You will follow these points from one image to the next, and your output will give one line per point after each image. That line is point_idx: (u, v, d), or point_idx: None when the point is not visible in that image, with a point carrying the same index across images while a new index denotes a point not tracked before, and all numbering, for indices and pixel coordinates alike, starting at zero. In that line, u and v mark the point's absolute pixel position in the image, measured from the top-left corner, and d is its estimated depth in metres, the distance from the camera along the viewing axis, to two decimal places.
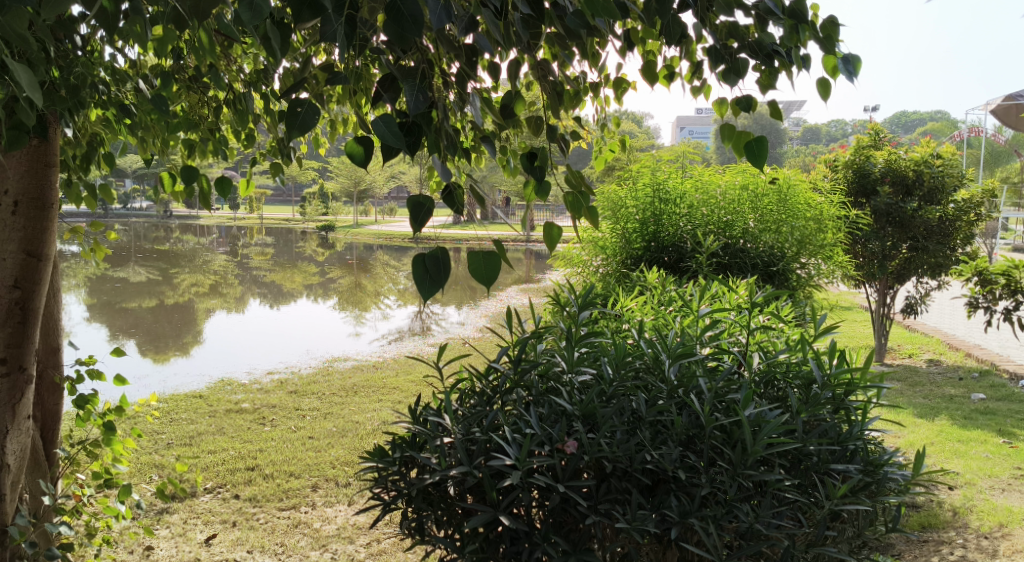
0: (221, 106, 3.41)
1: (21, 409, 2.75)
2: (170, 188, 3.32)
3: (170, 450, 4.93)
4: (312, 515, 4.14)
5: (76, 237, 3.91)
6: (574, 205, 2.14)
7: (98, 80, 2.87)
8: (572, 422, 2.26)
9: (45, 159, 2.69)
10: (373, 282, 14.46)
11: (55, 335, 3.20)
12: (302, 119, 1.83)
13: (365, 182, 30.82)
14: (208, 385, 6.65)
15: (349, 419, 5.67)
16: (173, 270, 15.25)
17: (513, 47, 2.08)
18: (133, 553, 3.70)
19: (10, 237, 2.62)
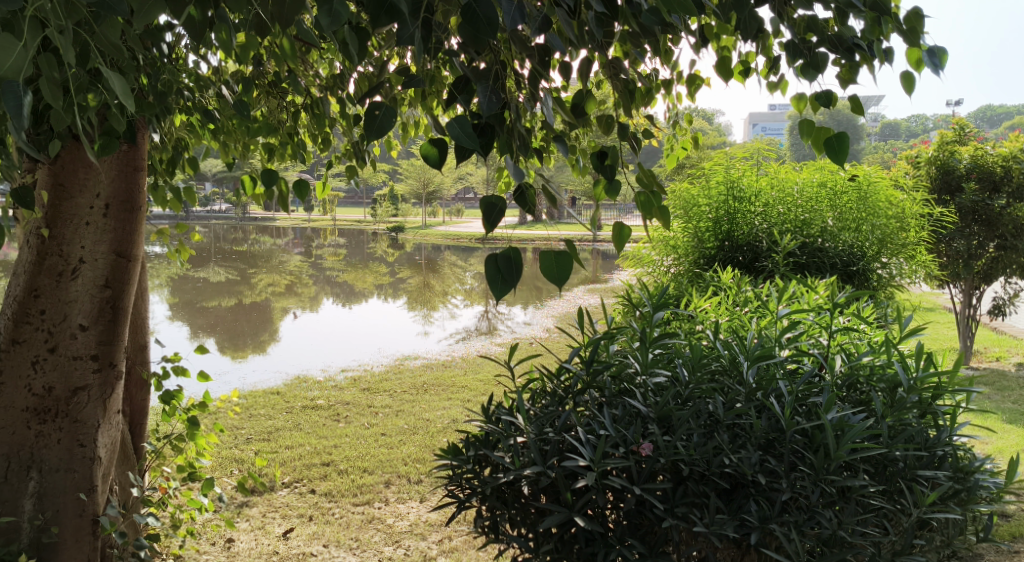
0: (298, 111, 3.48)
1: (111, 404, 2.86)
2: (250, 191, 3.41)
3: (249, 445, 5.07)
4: (385, 511, 4.20)
5: (162, 238, 4.05)
6: (645, 205, 2.12)
7: (182, 87, 2.96)
8: (648, 423, 2.24)
9: (134, 164, 2.80)
10: (441, 282, 14.58)
11: (142, 333, 3.33)
12: (380, 122, 1.86)
13: (435, 183, 31.12)
14: (285, 382, 6.82)
15: (421, 416, 5.73)
16: (250, 270, 15.67)
17: (586, 46, 2.07)
18: (215, 545, 3.81)
19: (102, 238, 2.73)
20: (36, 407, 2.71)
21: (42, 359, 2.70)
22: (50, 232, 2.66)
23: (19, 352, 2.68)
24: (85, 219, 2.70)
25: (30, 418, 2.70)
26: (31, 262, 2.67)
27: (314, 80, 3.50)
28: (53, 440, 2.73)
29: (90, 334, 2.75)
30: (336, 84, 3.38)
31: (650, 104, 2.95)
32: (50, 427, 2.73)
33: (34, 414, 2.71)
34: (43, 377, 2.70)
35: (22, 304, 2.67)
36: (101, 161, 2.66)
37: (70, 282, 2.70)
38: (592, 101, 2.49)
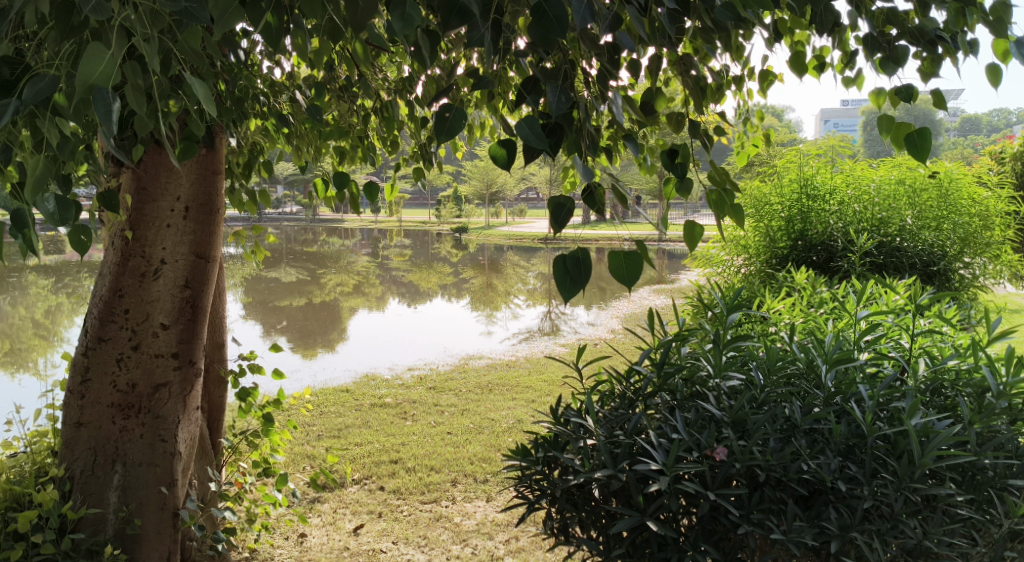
0: (369, 114, 3.53)
1: (190, 401, 2.95)
2: (322, 193, 3.47)
3: (320, 442, 5.16)
4: (452, 510, 4.23)
5: (237, 240, 4.16)
6: (718, 204, 2.08)
7: (258, 92, 3.03)
8: (722, 428, 2.21)
9: (212, 168, 2.89)
10: (504, 282, 14.64)
11: (220, 332, 3.42)
12: (450, 124, 1.86)
13: (500, 183, 31.21)
14: (354, 380, 6.93)
15: (486, 416, 5.75)
16: (318, 270, 15.98)
17: (657, 45, 2.04)
18: (288, 539, 3.89)
19: (183, 240, 2.82)
20: (120, 403, 2.80)
21: (126, 356, 2.79)
22: (134, 235, 2.76)
23: (105, 349, 2.78)
24: (166, 221, 2.78)
25: (115, 413, 2.80)
26: (115, 263, 2.76)
27: (384, 83, 3.54)
28: (136, 435, 2.83)
29: (170, 333, 2.84)
30: (405, 86, 3.42)
31: (722, 101, 2.91)
32: (133, 422, 2.82)
33: (119, 409, 2.80)
34: (127, 374, 2.79)
35: (107, 303, 2.77)
36: (182, 165, 2.74)
37: (152, 282, 2.78)
38: (662, 98, 2.46)
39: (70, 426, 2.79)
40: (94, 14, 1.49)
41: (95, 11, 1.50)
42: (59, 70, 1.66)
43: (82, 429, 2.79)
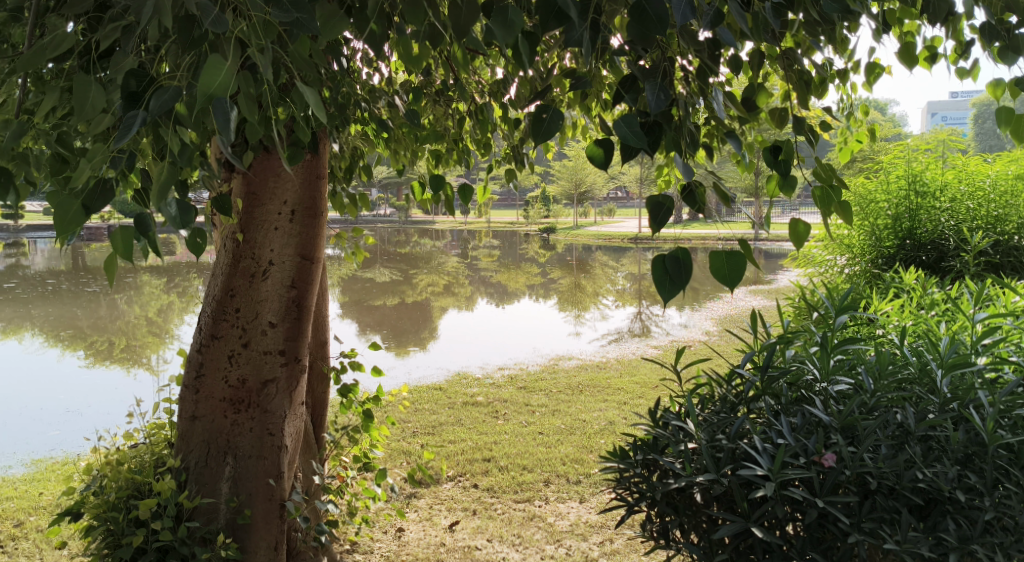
0: (465, 117, 3.58)
1: (296, 397, 3.05)
2: (419, 196, 3.53)
3: (416, 438, 5.26)
4: (546, 510, 4.24)
5: (339, 241, 4.29)
6: (824, 200, 2.00)
7: (359, 98, 3.12)
8: (830, 434, 2.15)
9: (316, 173, 2.98)
10: (594, 282, 14.57)
11: (323, 330, 3.53)
12: (547, 125, 1.87)
13: (590, 183, 31.09)
14: (447, 378, 7.03)
15: (577, 417, 5.74)
16: (410, 270, 16.28)
17: (761, 39, 1.99)
18: (386, 533, 3.98)
19: (289, 242, 2.91)
20: (232, 398, 2.92)
21: (237, 353, 2.90)
22: (244, 237, 2.87)
23: (218, 346, 2.90)
24: (274, 224, 2.89)
25: (226, 407, 2.92)
26: (227, 264, 2.89)
27: (479, 85, 3.58)
28: (246, 428, 2.94)
29: (278, 331, 2.94)
30: (499, 89, 3.45)
31: (825, 95, 2.83)
32: (243, 416, 2.93)
33: (230, 404, 2.92)
34: (238, 370, 2.91)
35: (220, 302, 2.89)
36: (289, 170, 2.84)
37: (261, 282, 2.89)
38: (765, 95, 2.41)
39: (186, 418, 2.93)
40: (213, 27, 1.58)
41: (213, 25, 1.58)
42: (180, 81, 1.75)
43: (197, 422, 2.93)
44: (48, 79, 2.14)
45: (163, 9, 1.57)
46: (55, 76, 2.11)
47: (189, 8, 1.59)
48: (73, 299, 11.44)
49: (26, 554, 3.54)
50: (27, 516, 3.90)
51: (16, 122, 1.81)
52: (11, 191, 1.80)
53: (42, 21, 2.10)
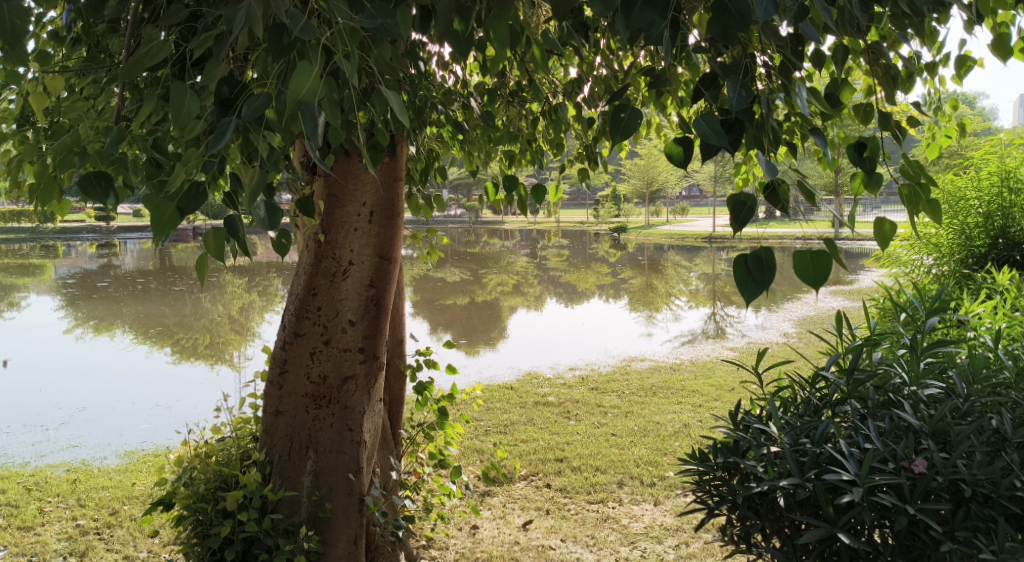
0: (539, 117, 3.59)
1: (374, 394, 3.10)
2: (493, 197, 3.54)
3: (488, 437, 5.29)
4: (620, 511, 4.22)
5: (414, 242, 4.34)
6: (911, 199, 1.93)
7: (437, 100, 3.16)
8: (920, 439, 2.09)
9: (394, 175, 3.03)
10: (666, 282, 14.40)
11: (400, 328, 3.58)
12: (625, 124, 1.86)
13: (662, 181, 30.73)
14: (518, 378, 7.05)
15: (651, 419, 5.69)
16: (481, 270, 16.36)
17: (846, 34, 1.94)
18: (461, 530, 4.02)
19: (368, 242, 2.97)
20: (313, 394, 2.99)
21: (318, 350, 2.97)
22: (326, 238, 2.93)
23: (300, 344, 2.98)
24: (353, 225, 2.94)
25: (308, 403, 2.99)
26: (310, 265, 2.96)
27: (553, 86, 3.58)
28: (327, 424, 3.01)
29: (357, 329, 3.00)
30: (573, 89, 3.44)
31: (912, 90, 2.74)
32: (324, 412, 3.00)
33: (312, 400, 2.99)
34: (319, 366, 2.98)
35: (302, 301, 2.97)
36: (368, 172, 2.89)
37: (341, 282, 2.95)
38: (850, 91, 2.35)
39: (270, 414, 3.02)
40: (302, 35, 1.63)
41: (302, 33, 1.63)
42: (269, 88, 1.82)
43: (281, 417, 3.01)
44: (144, 88, 2.24)
45: (254, 18, 1.63)
46: (150, 84, 2.21)
47: (280, 17, 1.65)
48: (160, 297, 11.88)
49: (121, 541, 3.69)
50: (121, 505, 4.06)
51: (115, 128, 1.90)
52: (110, 194, 1.89)
53: (138, 32, 2.20)
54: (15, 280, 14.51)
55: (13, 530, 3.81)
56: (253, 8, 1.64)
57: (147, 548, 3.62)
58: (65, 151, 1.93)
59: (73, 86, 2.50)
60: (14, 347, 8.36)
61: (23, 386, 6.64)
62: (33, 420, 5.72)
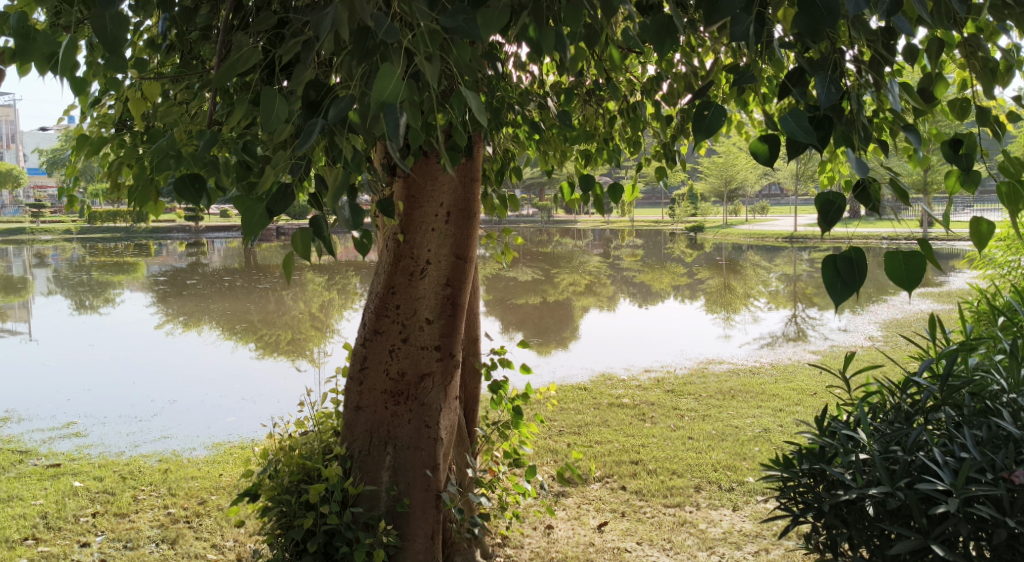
0: (616, 116, 3.56)
1: (451, 391, 3.13)
2: (569, 196, 3.53)
3: (563, 437, 5.29)
4: (697, 516, 4.15)
5: (489, 241, 4.36)
6: (1010, 197, 1.85)
7: (513, 101, 3.16)
8: (1021, 449, 2.01)
9: (471, 176, 3.04)
10: (744, 283, 14.11)
11: (475, 326, 3.61)
12: (709, 122, 1.82)
13: (740, 180, 30.12)
14: (592, 379, 7.01)
15: (729, 422, 5.58)
16: (554, 269, 16.32)
17: (941, 26, 1.86)
18: (536, 529, 4.02)
19: (445, 242, 2.99)
20: (392, 390, 3.04)
21: (397, 348, 3.02)
22: (404, 238, 2.97)
23: (379, 341, 3.03)
24: (431, 225, 2.97)
25: (387, 399, 3.05)
26: (389, 264, 3.00)
27: (631, 84, 3.55)
28: (405, 420, 3.05)
29: (435, 327, 3.03)
30: (652, 87, 3.40)
31: (1011, 83, 2.62)
32: (402, 408, 3.05)
33: (391, 396, 3.05)
34: (398, 363, 3.03)
35: (381, 299, 3.02)
36: (446, 173, 2.91)
37: (419, 281, 2.99)
38: (944, 85, 2.25)
39: (351, 409, 3.08)
40: (386, 37, 1.66)
41: (386, 35, 1.66)
42: (353, 90, 1.85)
43: (361, 412, 3.07)
44: (234, 92, 2.31)
45: (340, 22, 1.67)
46: (241, 89, 2.28)
47: (365, 21, 1.68)
48: (244, 295, 12.22)
49: (208, 530, 3.82)
50: (209, 495, 4.20)
51: (209, 132, 1.96)
52: (203, 196, 1.95)
53: (230, 39, 2.28)
54: (111, 277, 15.14)
55: (109, 516, 3.98)
56: (340, 13, 1.67)
57: (234, 538, 3.74)
58: (162, 154, 2.00)
59: (169, 91, 2.61)
60: (109, 341, 8.71)
61: (116, 379, 6.92)
62: (127, 411, 5.96)
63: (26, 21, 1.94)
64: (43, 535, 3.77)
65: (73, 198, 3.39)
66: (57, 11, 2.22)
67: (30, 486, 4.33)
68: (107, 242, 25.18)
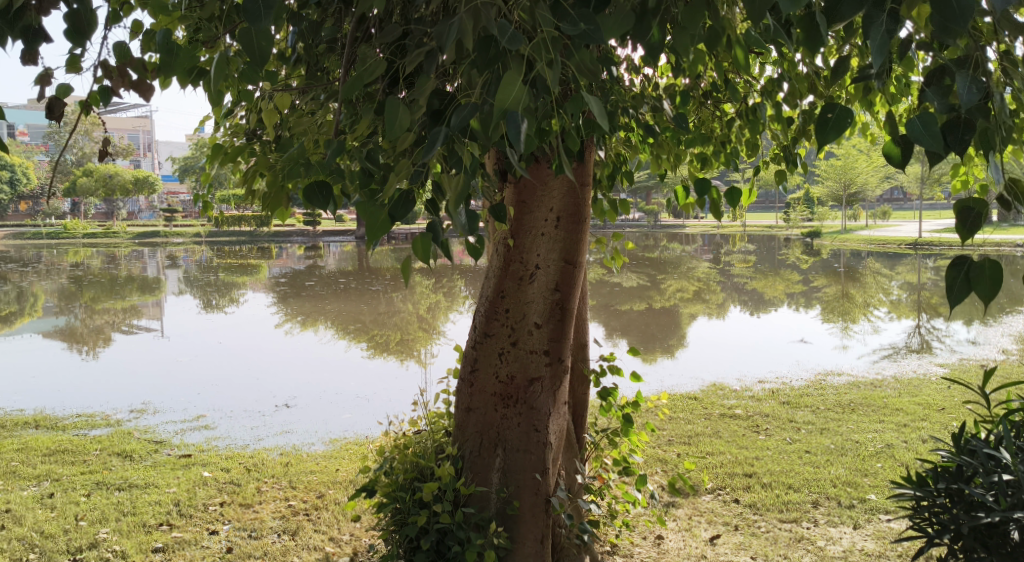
0: (733, 118, 3.47)
1: (560, 396, 3.12)
2: (682, 201, 3.45)
3: (672, 447, 5.20)
4: (815, 533, 4.01)
5: (600, 247, 4.32)
6: None
7: (626, 105, 3.14)
8: None
9: (581, 181, 3.02)
10: (864, 292, 13.51)
11: (584, 333, 3.59)
12: (834, 124, 1.83)
13: (860, 185, 28.89)
14: (702, 388, 6.86)
15: (849, 437, 5.36)
16: (662, 276, 16.07)
17: None
18: (646, 539, 3.96)
19: (554, 247, 2.99)
20: (502, 393, 3.07)
21: (507, 351, 3.05)
22: (514, 243, 3.00)
23: (489, 344, 3.07)
24: (541, 230, 2.98)
25: (497, 402, 3.07)
26: (499, 267, 3.04)
27: (750, 85, 3.47)
28: (514, 423, 3.07)
29: (543, 331, 3.03)
30: (773, 88, 3.30)
31: None
32: (512, 411, 3.07)
33: (501, 399, 3.07)
34: (507, 366, 3.05)
35: (491, 303, 3.05)
36: (557, 177, 2.92)
37: (528, 285, 3.00)
38: None
39: (462, 410, 3.13)
40: (509, 44, 1.68)
41: (510, 43, 1.68)
42: (474, 98, 1.88)
43: (471, 414, 3.11)
44: (358, 103, 2.39)
45: (465, 32, 1.70)
46: (364, 99, 2.35)
47: (489, 29, 1.71)
48: (357, 297, 12.56)
49: (327, 523, 3.94)
50: (326, 490, 4.33)
51: (336, 140, 2.03)
52: (330, 202, 2.02)
53: (354, 50, 2.35)
54: (235, 279, 15.86)
55: (235, 506, 4.16)
56: (465, 22, 1.71)
57: (350, 531, 3.85)
58: (293, 162, 2.07)
59: (296, 101, 2.72)
60: (233, 339, 9.12)
61: (239, 375, 7.24)
62: (251, 406, 6.22)
63: (171, 36, 2.05)
64: (176, 521, 3.98)
65: (207, 203, 3.58)
66: (198, 26, 2.36)
67: (164, 475, 4.58)
68: (231, 245, 26.41)
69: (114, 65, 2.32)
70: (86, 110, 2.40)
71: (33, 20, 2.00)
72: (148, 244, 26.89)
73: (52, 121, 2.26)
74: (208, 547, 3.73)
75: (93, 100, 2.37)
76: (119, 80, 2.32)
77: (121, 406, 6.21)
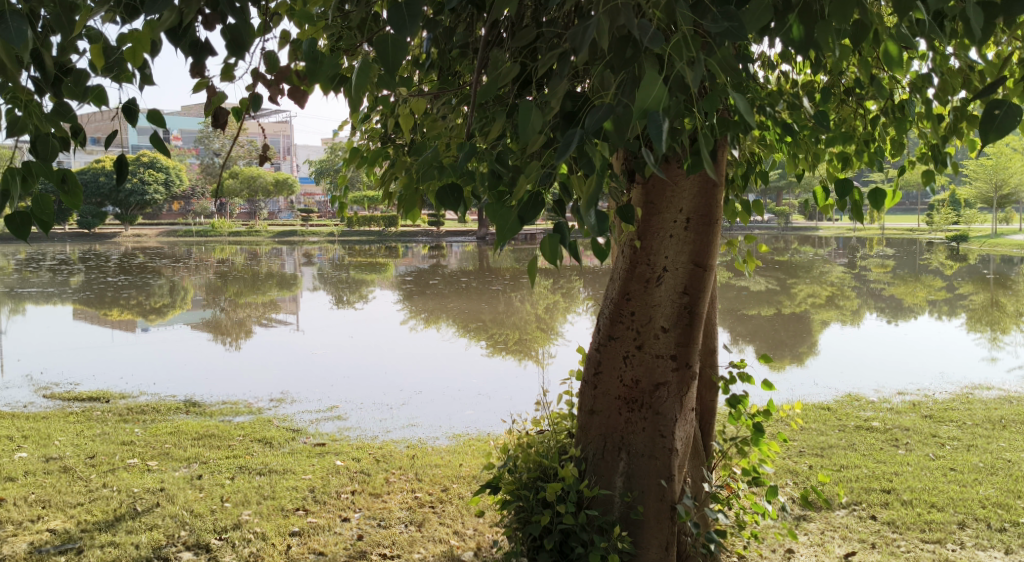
0: (878, 115, 3.30)
1: (687, 402, 3.05)
2: (821, 202, 3.31)
3: (803, 458, 5.01)
4: (960, 555, 3.78)
5: (731, 249, 4.20)
6: None
7: (762, 104, 3.04)
8: None
9: (712, 183, 2.95)
10: (1016, 301, 12.62)
11: (713, 338, 3.50)
12: (1001, 122, 1.80)
13: (1013, 187, 27.02)
14: (835, 398, 6.59)
15: (1000, 455, 5.01)
16: (792, 280, 15.52)
17: None
18: (776, 552, 3.83)
19: (684, 249, 2.93)
20: (626, 397, 3.04)
21: (632, 354, 3.01)
22: (642, 244, 2.96)
23: (614, 347, 3.05)
24: (669, 231, 2.93)
25: (621, 405, 3.05)
26: (625, 269, 3.01)
27: (895, 81, 3.29)
28: (639, 427, 3.03)
29: (670, 335, 2.98)
30: (921, 84, 3.13)
31: None
32: (637, 415, 3.03)
33: (625, 402, 3.04)
34: (632, 370, 3.02)
35: (617, 305, 3.03)
36: (687, 177, 2.86)
37: (655, 288, 2.96)
38: None
39: (586, 412, 3.13)
40: (649, 45, 1.66)
41: (651, 42, 1.66)
42: (608, 99, 1.87)
43: (595, 416, 3.10)
44: (490, 105, 2.42)
45: (604, 32, 1.69)
46: (497, 101, 2.37)
47: (629, 30, 1.69)
48: (480, 295, 12.76)
49: (451, 517, 4.02)
50: (450, 484, 4.42)
51: (468, 143, 2.05)
52: (460, 203, 2.06)
53: (487, 53, 2.37)
54: (366, 276, 16.41)
55: (365, 495, 4.30)
56: (603, 23, 1.70)
57: (474, 526, 3.91)
58: (427, 165, 2.11)
59: (431, 106, 2.77)
60: (364, 334, 9.43)
61: (367, 369, 7.48)
62: (380, 399, 6.42)
63: (316, 45, 2.13)
64: (311, 507, 4.15)
65: (343, 204, 3.71)
66: (342, 35, 2.45)
67: (300, 462, 4.79)
68: (362, 245, 27.30)
69: (265, 74, 2.44)
70: (239, 117, 2.54)
71: (197, 34, 2.13)
72: (286, 242, 28.17)
73: (214, 129, 2.40)
74: (340, 533, 3.87)
75: (246, 108, 2.51)
76: (271, 89, 2.44)
77: (262, 395, 6.53)
